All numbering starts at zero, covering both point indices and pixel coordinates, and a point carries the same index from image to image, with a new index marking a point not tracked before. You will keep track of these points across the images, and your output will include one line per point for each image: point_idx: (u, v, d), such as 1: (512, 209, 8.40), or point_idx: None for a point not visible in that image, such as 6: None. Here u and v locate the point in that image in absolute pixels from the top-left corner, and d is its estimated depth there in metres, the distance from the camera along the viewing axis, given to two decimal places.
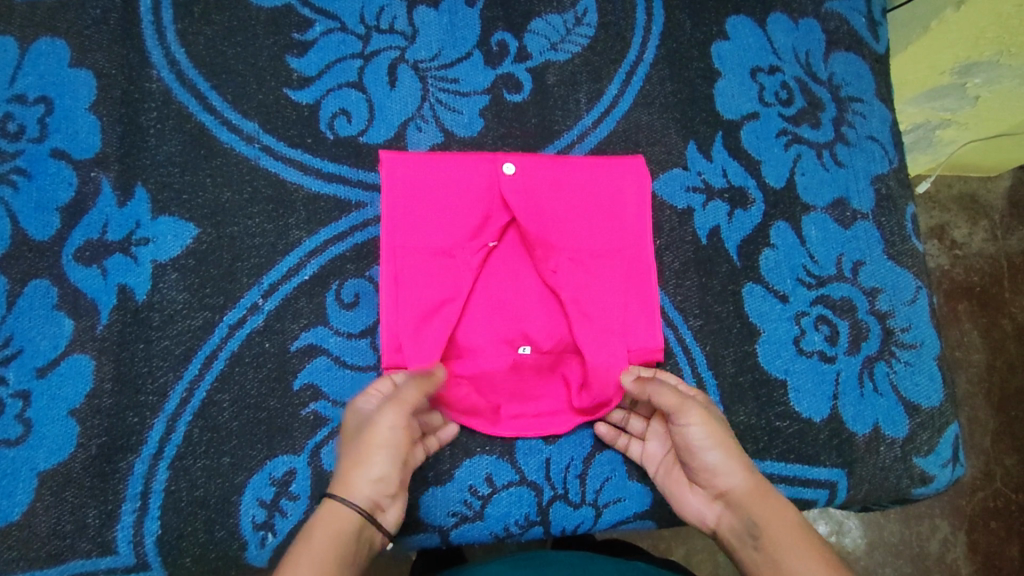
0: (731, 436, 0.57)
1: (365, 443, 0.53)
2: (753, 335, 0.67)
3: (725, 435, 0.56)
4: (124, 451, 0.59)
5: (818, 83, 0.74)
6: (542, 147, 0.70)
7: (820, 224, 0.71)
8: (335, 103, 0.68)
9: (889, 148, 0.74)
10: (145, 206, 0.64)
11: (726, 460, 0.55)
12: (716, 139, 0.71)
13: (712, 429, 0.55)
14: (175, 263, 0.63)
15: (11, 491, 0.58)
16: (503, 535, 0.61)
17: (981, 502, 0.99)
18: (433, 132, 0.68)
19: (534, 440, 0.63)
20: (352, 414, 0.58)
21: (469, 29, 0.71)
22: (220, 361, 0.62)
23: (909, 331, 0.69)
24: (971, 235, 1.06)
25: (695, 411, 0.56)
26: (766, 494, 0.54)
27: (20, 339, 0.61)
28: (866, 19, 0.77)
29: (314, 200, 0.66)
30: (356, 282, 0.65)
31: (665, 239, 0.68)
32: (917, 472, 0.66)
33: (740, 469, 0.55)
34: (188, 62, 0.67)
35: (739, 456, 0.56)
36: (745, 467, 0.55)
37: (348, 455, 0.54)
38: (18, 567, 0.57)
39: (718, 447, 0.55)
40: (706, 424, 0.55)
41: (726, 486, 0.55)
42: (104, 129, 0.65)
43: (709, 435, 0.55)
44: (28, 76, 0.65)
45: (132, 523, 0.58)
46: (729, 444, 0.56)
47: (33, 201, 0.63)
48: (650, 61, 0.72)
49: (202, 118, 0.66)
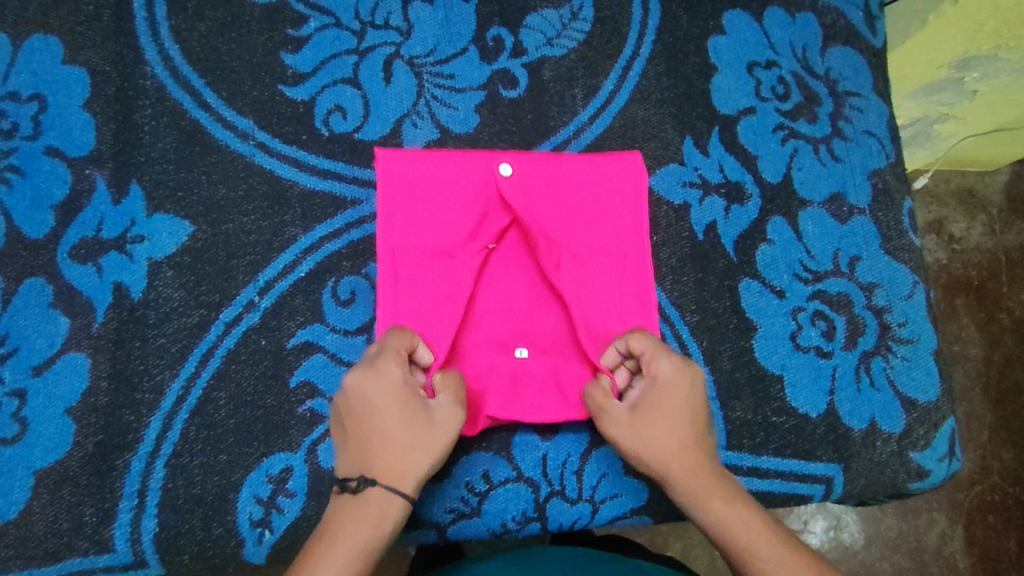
0: (686, 415, 0.55)
1: (423, 437, 0.51)
2: (750, 331, 0.67)
3: (661, 433, 0.54)
4: (121, 449, 0.59)
5: (815, 77, 0.74)
6: (538, 143, 0.69)
7: (817, 219, 0.70)
8: (329, 98, 0.68)
9: (886, 143, 0.74)
10: (139, 204, 0.64)
11: (662, 459, 0.53)
12: (713, 134, 0.71)
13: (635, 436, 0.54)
14: (170, 261, 0.63)
15: (8, 490, 0.58)
16: (500, 532, 0.62)
17: (978, 496, 0.99)
18: (428, 128, 0.68)
19: (531, 436, 0.63)
20: (376, 381, 0.52)
21: (465, 24, 0.70)
22: (216, 359, 0.62)
23: (906, 326, 0.69)
24: (968, 230, 1.06)
25: (618, 415, 0.55)
26: (735, 504, 0.52)
27: (15, 337, 0.60)
28: (864, 12, 0.76)
29: (309, 196, 0.66)
30: (352, 279, 0.65)
31: (661, 235, 0.68)
32: (914, 466, 0.66)
33: (687, 475, 0.53)
34: (182, 58, 0.67)
35: (675, 448, 0.54)
36: (696, 462, 0.54)
37: (397, 442, 0.50)
38: (16, 565, 0.57)
39: (651, 447, 0.54)
40: (630, 429, 0.55)
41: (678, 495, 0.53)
42: (99, 127, 0.65)
43: (639, 438, 0.54)
44: (22, 73, 0.65)
45: (129, 521, 0.58)
46: (669, 438, 0.54)
47: (28, 199, 0.63)
48: (647, 56, 0.72)
49: (196, 115, 0.66)
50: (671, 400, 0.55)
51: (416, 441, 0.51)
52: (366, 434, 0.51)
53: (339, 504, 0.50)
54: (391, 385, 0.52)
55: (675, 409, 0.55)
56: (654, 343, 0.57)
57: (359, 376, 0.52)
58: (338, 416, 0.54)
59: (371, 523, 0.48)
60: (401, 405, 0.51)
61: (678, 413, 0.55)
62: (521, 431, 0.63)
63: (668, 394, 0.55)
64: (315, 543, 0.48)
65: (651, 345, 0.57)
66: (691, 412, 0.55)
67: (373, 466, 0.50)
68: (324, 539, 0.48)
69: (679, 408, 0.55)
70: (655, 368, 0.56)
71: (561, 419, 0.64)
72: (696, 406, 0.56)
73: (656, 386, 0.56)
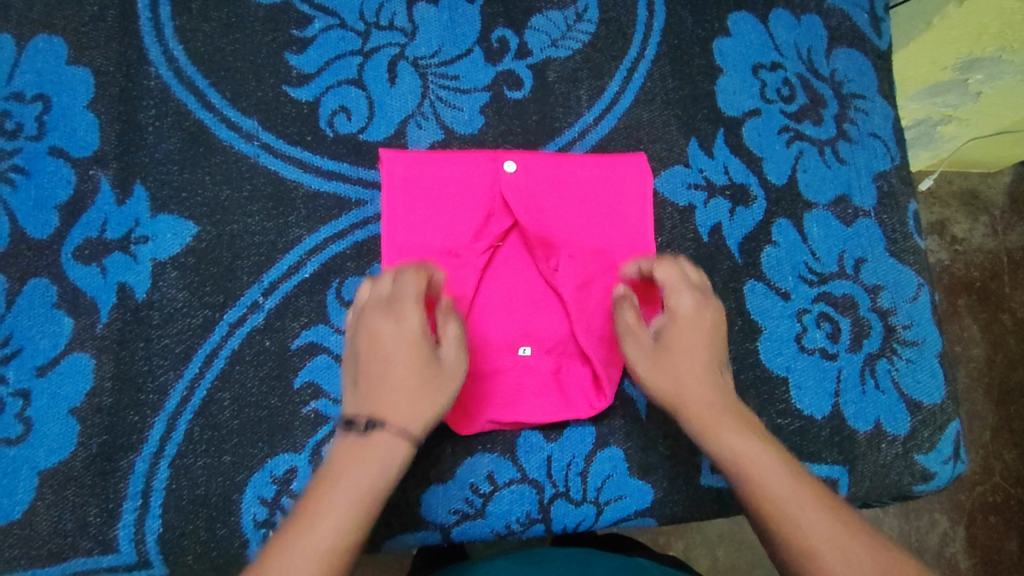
0: (704, 347, 0.57)
1: (434, 383, 0.53)
2: (755, 333, 0.67)
3: (679, 359, 0.56)
4: (125, 450, 0.59)
5: (820, 79, 0.74)
6: (543, 145, 0.69)
7: (822, 221, 0.70)
8: (334, 100, 0.67)
9: (890, 145, 0.74)
10: (143, 204, 0.64)
11: (676, 381, 0.55)
12: (718, 136, 0.71)
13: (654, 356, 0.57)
14: (174, 261, 0.63)
15: (12, 490, 0.58)
16: (504, 533, 0.61)
17: (981, 497, 0.99)
18: (433, 129, 0.68)
19: (535, 438, 0.63)
20: (394, 325, 0.54)
21: (469, 25, 0.70)
22: (220, 360, 0.62)
23: (911, 329, 0.69)
24: (971, 231, 1.06)
25: (638, 346, 0.58)
26: (747, 441, 0.52)
27: (19, 338, 0.60)
28: (868, 14, 0.76)
29: (314, 197, 0.66)
30: (357, 280, 0.64)
31: (666, 237, 0.68)
32: (919, 469, 0.66)
33: (699, 401, 0.54)
34: (186, 59, 0.67)
35: (692, 372, 0.56)
36: (715, 396, 0.55)
37: (409, 386, 0.52)
38: (20, 566, 0.57)
39: (670, 367, 0.56)
40: (649, 360, 0.57)
41: (688, 421, 0.54)
42: (103, 127, 0.65)
43: (658, 371, 0.56)
44: (26, 73, 0.65)
45: (133, 522, 0.58)
46: (689, 370, 0.56)
47: (32, 199, 0.63)
48: (651, 57, 0.72)
49: (201, 115, 0.66)
50: (693, 333, 0.57)
51: (428, 385, 0.52)
52: (379, 376, 0.53)
53: (341, 447, 0.50)
54: (409, 331, 0.54)
55: (694, 339, 0.57)
56: (677, 271, 0.59)
57: (376, 321, 0.54)
58: (350, 364, 0.56)
59: (376, 464, 0.49)
60: (417, 351, 0.53)
61: (697, 343, 0.57)
62: (526, 432, 0.63)
63: (688, 328, 0.57)
64: (320, 483, 0.48)
65: (675, 274, 0.59)
66: (712, 347, 0.57)
67: (382, 409, 0.51)
68: (329, 479, 0.48)
69: (699, 342, 0.57)
70: (679, 299, 0.58)
71: (565, 421, 0.64)
72: (715, 344, 0.58)
73: (682, 315, 0.58)
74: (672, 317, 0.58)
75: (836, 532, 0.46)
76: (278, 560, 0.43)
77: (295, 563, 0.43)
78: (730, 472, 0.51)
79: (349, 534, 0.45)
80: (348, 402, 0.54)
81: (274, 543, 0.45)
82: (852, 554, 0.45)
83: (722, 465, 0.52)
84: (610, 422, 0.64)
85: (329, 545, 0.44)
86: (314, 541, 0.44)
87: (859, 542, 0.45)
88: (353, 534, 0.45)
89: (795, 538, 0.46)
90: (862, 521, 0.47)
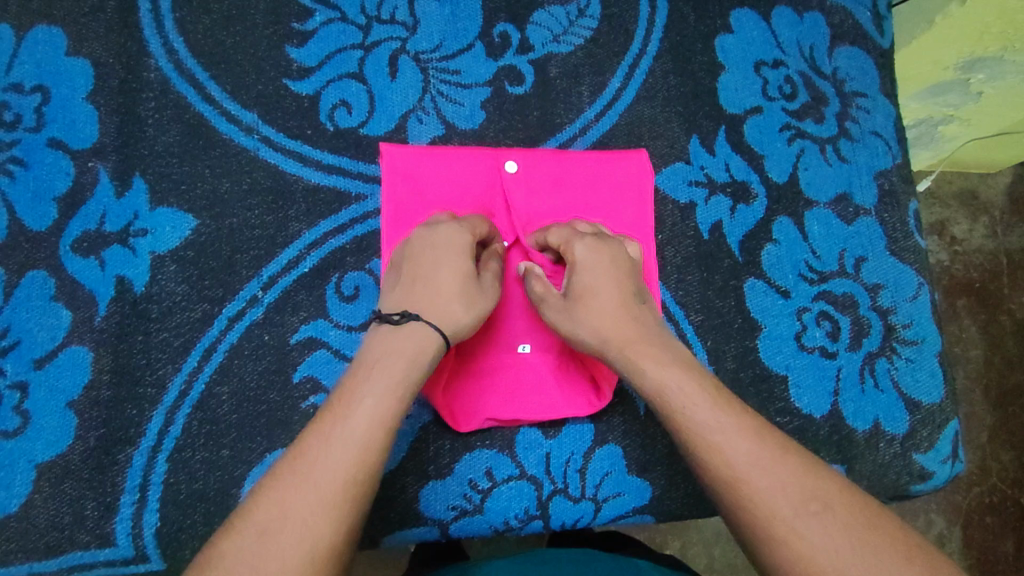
0: (616, 288, 0.56)
1: (471, 298, 0.56)
2: (755, 330, 0.67)
3: (591, 308, 0.55)
4: (123, 443, 0.59)
5: (822, 77, 0.73)
6: (544, 140, 0.69)
7: (822, 219, 0.70)
8: (335, 93, 0.67)
9: (892, 144, 0.73)
10: (143, 197, 0.63)
11: (595, 330, 0.55)
12: (719, 133, 0.71)
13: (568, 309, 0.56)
14: (174, 255, 0.63)
15: (9, 483, 0.58)
16: (503, 530, 0.61)
17: (977, 497, 0.99)
18: (434, 124, 0.68)
19: (534, 434, 0.63)
20: (447, 236, 0.57)
21: (471, 20, 0.70)
22: (220, 354, 0.61)
23: (911, 328, 0.69)
24: (971, 232, 1.06)
25: (553, 306, 0.57)
26: (671, 371, 0.51)
27: (17, 330, 0.60)
28: (871, 12, 0.76)
29: (314, 191, 0.65)
30: (356, 275, 0.64)
31: (666, 234, 0.68)
32: (917, 468, 0.66)
33: (620, 341, 0.54)
34: (186, 52, 0.66)
35: (608, 317, 0.55)
36: (630, 335, 0.54)
37: (449, 293, 0.55)
38: (17, 559, 0.56)
39: (586, 317, 0.55)
40: (563, 314, 0.57)
41: (616, 361, 0.54)
42: (102, 119, 0.64)
43: (576, 322, 0.56)
44: (25, 64, 0.64)
45: (131, 516, 0.58)
46: (602, 315, 0.55)
47: (30, 191, 0.63)
48: (654, 54, 0.72)
49: (201, 108, 0.65)
50: (599, 272, 0.57)
51: (466, 299, 0.55)
52: (421, 277, 0.55)
53: (376, 337, 0.52)
54: (460, 243, 0.57)
55: (602, 280, 0.56)
56: (569, 229, 0.61)
57: (431, 228, 0.58)
58: (395, 264, 0.59)
59: (407, 363, 0.50)
60: (462, 263, 0.56)
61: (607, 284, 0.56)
62: (524, 428, 0.63)
63: (591, 271, 0.57)
64: (351, 379, 0.49)
65: (565, 232, 0.60)
66: (620, 283, 0.57)
67: (420, 306, 0.54)
68: (361, 374, 0.49)
69: (607, 283, 0.56)
70: (578, 250, 0.58)
71: (564, 418, 0.63)
72: (626, 279, 0.57)
73: (587, 262, 0.57)
74: (578, 266, 0.57)
75: (761, 455, 0.46)
76: (315, 449, 0.45)
77: (330, 451, 0.45)
78: (656, 405, 0.51)
79: (380, 425, 0.46)
80: (384, 298, 0.57)
81: (309, 432, 0.46)
82: (775, 474, 0.45)
83: (649, 397, 0.52)
84: (609, 419, 0.64)
85: (360, 435, 0.46)
86: (346, 431, 0.46)
87: (785, 462, 0.46)
88: (383, 428, 0.46)
89: (719, 465, 0.46)
90: (788, 442, 0.48)
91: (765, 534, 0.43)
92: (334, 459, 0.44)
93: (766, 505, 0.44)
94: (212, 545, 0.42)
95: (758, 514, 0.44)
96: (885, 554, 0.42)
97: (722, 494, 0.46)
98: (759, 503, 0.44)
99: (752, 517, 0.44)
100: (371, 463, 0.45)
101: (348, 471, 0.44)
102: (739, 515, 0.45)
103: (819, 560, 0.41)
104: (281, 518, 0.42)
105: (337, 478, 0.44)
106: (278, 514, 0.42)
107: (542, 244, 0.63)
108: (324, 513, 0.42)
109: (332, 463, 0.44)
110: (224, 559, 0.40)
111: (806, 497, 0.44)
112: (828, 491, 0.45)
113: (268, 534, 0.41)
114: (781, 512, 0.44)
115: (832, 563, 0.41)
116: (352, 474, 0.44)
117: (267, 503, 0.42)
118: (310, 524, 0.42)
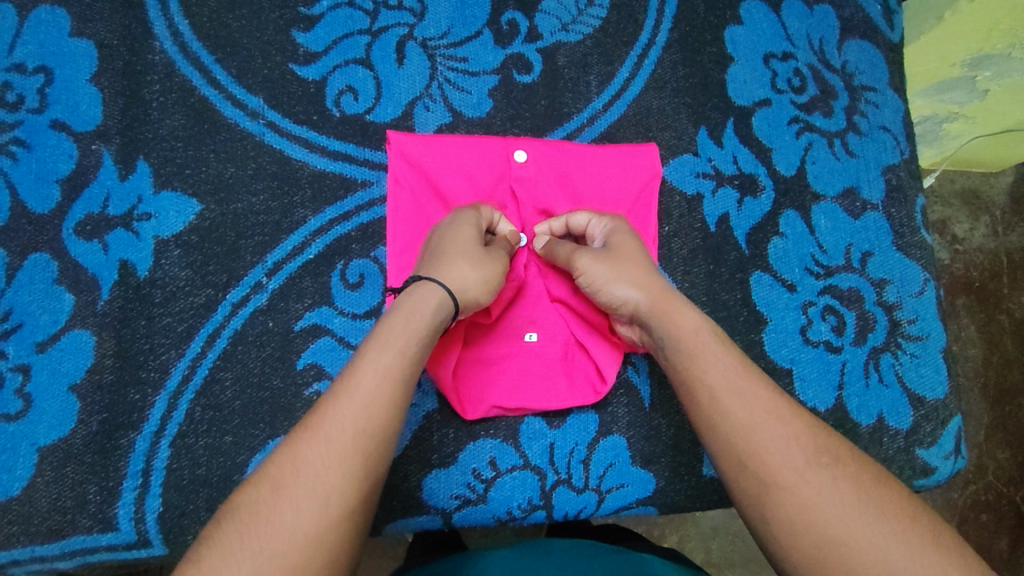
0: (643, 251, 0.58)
1: (475, 258, 0.55)
2: (760, 324, 0.67)
3: (626, 262, 0.56)
4: (125, 428, 0.59)
5: (831, 71, 0.73)
6: (551, 130, 0.69)
7: (830, 213, 0.70)
8: (341, 79, 0.67)
9: (900, 139, 0.73)
10: (146, 180, 0.63)
11: (634, 281, 0.55)
12: (727, 125, 0.71)
13: (606, 261, 0.56)
14: (178, 239, 0.62)
15: (11, 466, 0.57)
16: (505, 519, 0.61)
17: (972, 495, 1.00)
18: (440, 111, 0.67)
19: (538, 424, 0.63)
20: (454, 214, 0.58)
21: (479, 7, 0.69)
22: (223, 340, 0.61)
23: (916, 324, 0.69)
24: (972, 230, 1.06)
25: (588, 254, 0.57)
26: (699, 327, 0.52)
27: (19, 313, 0.60)
28: (882, 6, 0.76)
29: (319, 177, 0.65)
30: (361, 263, 0.64)
31: (673, 225, 0.68)
32: (920, 463, 0.66)
33: (657, 294, 0.54)
34: (192, 34, 0.66)
35: (645, 273, 0.55)
36: (662, 288, 0.54)
37: (449, 253, 0.54)
38: (18, 542, 0.56)
39: (622, 269, 0.55)
40: (600, 265, 0.56)
41: (649, 313, 0.54)
42: (106, 101, 0.64)
43: (611, 267, 0.55)
44: (27, 44, 0.64)
45: (133, 500, 0.58)
46: (636, 266, 0.55)
47: (33, 172, 0.62)
48: (663, 44, 0.71)
49: (206, 92, 0.65)
50: (634, 237, 0.59)
51: (469, 258, 0.55)
52: (429, 247, 0.56)
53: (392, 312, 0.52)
54: (465, 216, 0.58)
55: (632, 243, 0.58)
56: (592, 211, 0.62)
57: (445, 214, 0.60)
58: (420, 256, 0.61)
59: (405, 317, 0.49)
60: (465, 230, 0.56)
61: (634, 247, 0.58)
62: (527, 418, 0.62)
63: (622, 235, 0.58)
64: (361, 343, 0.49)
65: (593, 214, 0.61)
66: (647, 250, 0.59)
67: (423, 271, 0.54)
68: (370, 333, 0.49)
69: (636, 245, 0.58)
70: (606, 220, 0.60)
71: (568, 409, 0.63)
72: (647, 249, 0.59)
73: (615, 230, 0.59)
74: (609, 233, 0.59)
75: (778, 410, 0.47)
76: (327, 405, 0.45)
77: (340, 404, 0.44)
78: (680, 356, 0.51)
79: (389, 375, 0.46)
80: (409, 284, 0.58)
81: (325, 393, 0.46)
82: (788, 427, 0.46)
83: (677, 346, 0.51)
84: (613, 410, 0.64)
85: (367, 392, 0.45)
86: (357, 386, 0.45)
87: (799, 419, 0.47)
88: (392, 379, 0.46)
89: (734, 416, 0.46)
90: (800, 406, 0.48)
91: (772, 482, 0.43)
92: (345, 413, 0.44)
93: (780, 456, 0.44)
94: (234, 501, 0.42)
95: (769, 464, 0.44)
96: (891, 511, 0.41)
97: (736, 445, 0.45)
98: (771, 453, 0.44)
99: (764, 467, 0.44)
100: (382, 422, 0.44)
101: (355, 424, 0.43)
102: (748, 464, 0.44)
103: (826, 510, 0.41)
104: (294, 472, 0.42)
105: (346, 429, 0.43)
106: (292, 469, 0.42)
107: (562, 227, 0.63)
108: (337, 464, 0.42)
109: (343, 419, 0.43)
110: (242, 512, 0.40)
111: (819, 451, 0.44)
112: (839, 450, 0.45)
113: (285, 488, 0.41)
114: (794, 463, 0.44)
115: (840, 514, 0.41)
116: (361, 426, 0.43)
117: (284, 459, 0.42)
118: (323, 477, 0.41)
